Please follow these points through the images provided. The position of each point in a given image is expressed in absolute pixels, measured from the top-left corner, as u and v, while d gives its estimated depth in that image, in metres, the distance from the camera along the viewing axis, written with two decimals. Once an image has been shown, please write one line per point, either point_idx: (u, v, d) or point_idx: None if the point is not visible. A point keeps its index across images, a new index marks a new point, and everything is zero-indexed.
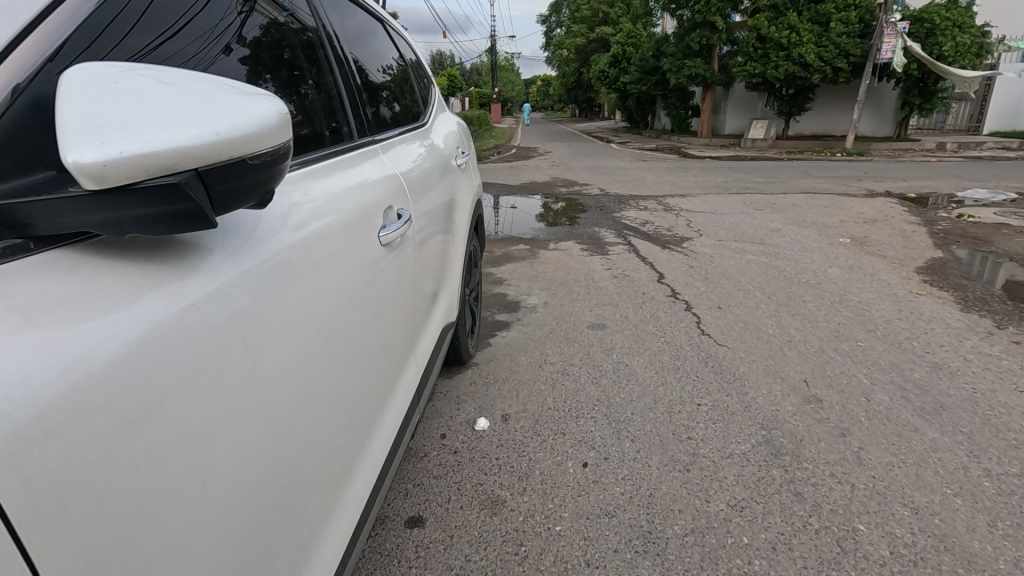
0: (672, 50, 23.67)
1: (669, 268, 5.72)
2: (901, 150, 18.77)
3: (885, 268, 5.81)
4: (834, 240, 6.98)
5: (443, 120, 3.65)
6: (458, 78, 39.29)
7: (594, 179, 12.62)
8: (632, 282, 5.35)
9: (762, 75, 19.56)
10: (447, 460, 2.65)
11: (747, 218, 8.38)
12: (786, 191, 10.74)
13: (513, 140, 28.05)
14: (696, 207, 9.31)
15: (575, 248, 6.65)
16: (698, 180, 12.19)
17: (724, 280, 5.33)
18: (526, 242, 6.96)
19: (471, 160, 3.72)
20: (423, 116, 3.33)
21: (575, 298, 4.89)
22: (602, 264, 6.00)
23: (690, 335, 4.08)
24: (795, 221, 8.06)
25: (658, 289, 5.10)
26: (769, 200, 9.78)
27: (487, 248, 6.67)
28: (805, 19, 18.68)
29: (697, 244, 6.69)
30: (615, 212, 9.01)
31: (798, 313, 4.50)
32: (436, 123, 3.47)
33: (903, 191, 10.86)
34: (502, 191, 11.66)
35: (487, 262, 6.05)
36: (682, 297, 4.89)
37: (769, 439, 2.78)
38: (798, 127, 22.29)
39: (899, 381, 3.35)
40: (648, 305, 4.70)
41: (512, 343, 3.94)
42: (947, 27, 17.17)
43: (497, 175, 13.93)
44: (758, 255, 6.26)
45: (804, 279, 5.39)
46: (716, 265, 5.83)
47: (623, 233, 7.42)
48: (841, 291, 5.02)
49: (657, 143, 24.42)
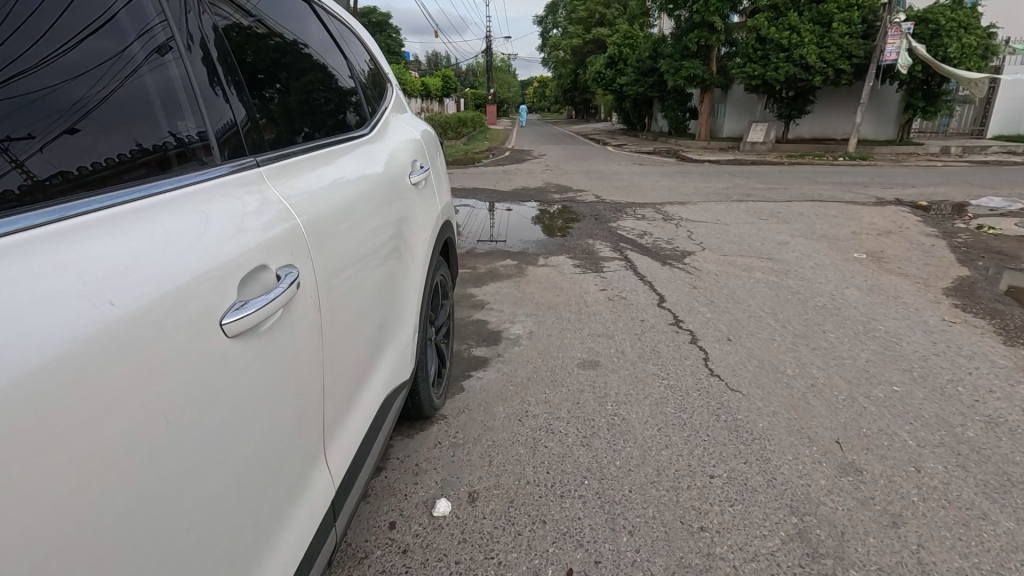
0: (670, 51, 23.18)
1: (670, 290, 5.16)
2: (904, 154, 18.29)
3: (909, 288, 5.26)
4: (848, 254, 6.42)
5: (409, 123, 3.19)
6: (453, 79, 38.74)
7: (589, 184, 12.06)
8: (629, 305, 4.78)
9: (762, 77, 19.04)
10: (392, 566, 2.06)
11: (752, 228, 7.84)
12: (791, 198, 10.21)
13: (508, 142, 27.36)
14: (697, 216, 8.75)
15: (566, 264, 6.09)
16: (698, 186, 11.62)
17: (732, 304, 4.77)
18: (513, 258, 6.39)
19: (442, 168, 3.26)
20: (385, 118, 2.88)
21: (565, 326, 4.32)
22: (597, 283, 5.43)
23: (696, 376, 3.51)
24: (804, 233, 7.50)
25: (659, 315, 4.54)
26: (773, 209, 9.22)
27: (470, 264, 6.10)
28: (806, 20, 18.21)
29: (700, 261, 6.13)
30: (611, 221, 8.46)
31: (819, 347, 3.93)
32: (402, 126, 3.02)
33: (913, 199, 10.31)
34: (493, 197, 11.06)
35: (469, 281, 5.48)
36: (685, 326, 4.31)
37: (802, 530, 2.22)
38: (798, 130, 21.81)
39: (951, 444, 2.77)
40: (648, 335, 4.12)
41: (489, 387, 3.37)
42: (953, 28, 16.69)
43: (489, 180, 13.37)
44: (767, 273, 5.70)
45: (821, 302, 4.83)
46: (722, 286, 5.28)
47: (619, 246, 6.86)
48: (864, 318, 4.46)
49: (655, 146, 23.90)
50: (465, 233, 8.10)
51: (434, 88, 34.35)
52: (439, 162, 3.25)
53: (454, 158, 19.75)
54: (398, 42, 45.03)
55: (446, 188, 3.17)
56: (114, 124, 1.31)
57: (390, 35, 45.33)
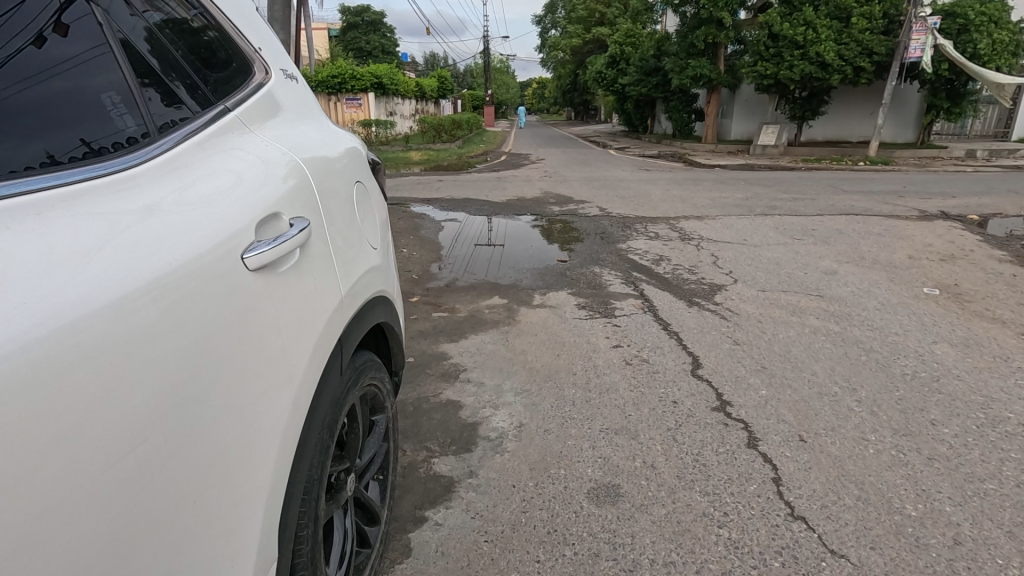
0: (675, 49, 22.00)
1: (705, 347, 3.94)
2: (928, 158, 17.09)
3: (1014, 341, 4.06)
4: (916, 289, 5.21)
5: (326, 132, 2.12)
6: (449, 81, 37.47)
7: (592, 194, 10.85)
8: (654, 374, 3.57)
9: (774, 76, 17.82)
10: None
11: (788, 251, 6.64)
12: (822, 211, 8.99)
13: (505, 145, 26.01)
14: (719, 234, 7.54)
15: (568, 305, 4.88)
16: (713, 197, 10.39)
17: (791, 373, 3.55)
18: (503, 295, 5.17)
19: (377, 200, 2.19)
20: (256, 87, 1.77)
21: (569, 412, 3.10)
22: (608, 334, 4.22)
23: (768, 518, 2.30)
24: (850, 258, 6.28)
25: (696, 390, 3.36)
26: (805, 225, 7.99)
27: (451, 304, 4.93)
28: (823, 15, 17.03)
29: (734, 301, 4.92)
30: (620, 241, 7.28)
31: (940, 456, 2.70)
32: (312, 131, 1.97)
33: (961, 212, 9.07)
34: (484, 208, 9.80)
35: (445, 331, 4.31)
36: (735, 414, 3.10)
37: None
38: (811, 133, 20.57)
39: None
40: (685, 431, 2.92)
41: (451, 544, 2.18)
42: (982, 23, 15.48)
43: (482, 188, 12.15)
44: (822, 319, 4.49)
45: (908, 369, 3.61)
46: (770, 340, 4.07)
47: (631, 277, 5.65)
48: (978, 396, 3.26)
49: (659, 149, 22.73)
50: (450, 253, 6.88)
51: (429, 89, 33.04)
52: (371, 190, 2.15)
53: (447, 163, 18.46)
54: (392, 42, 43.77)
55: (376, 219, 2.05)
56: (38, 128, 1.10)
57: (385, 35, 44.07)
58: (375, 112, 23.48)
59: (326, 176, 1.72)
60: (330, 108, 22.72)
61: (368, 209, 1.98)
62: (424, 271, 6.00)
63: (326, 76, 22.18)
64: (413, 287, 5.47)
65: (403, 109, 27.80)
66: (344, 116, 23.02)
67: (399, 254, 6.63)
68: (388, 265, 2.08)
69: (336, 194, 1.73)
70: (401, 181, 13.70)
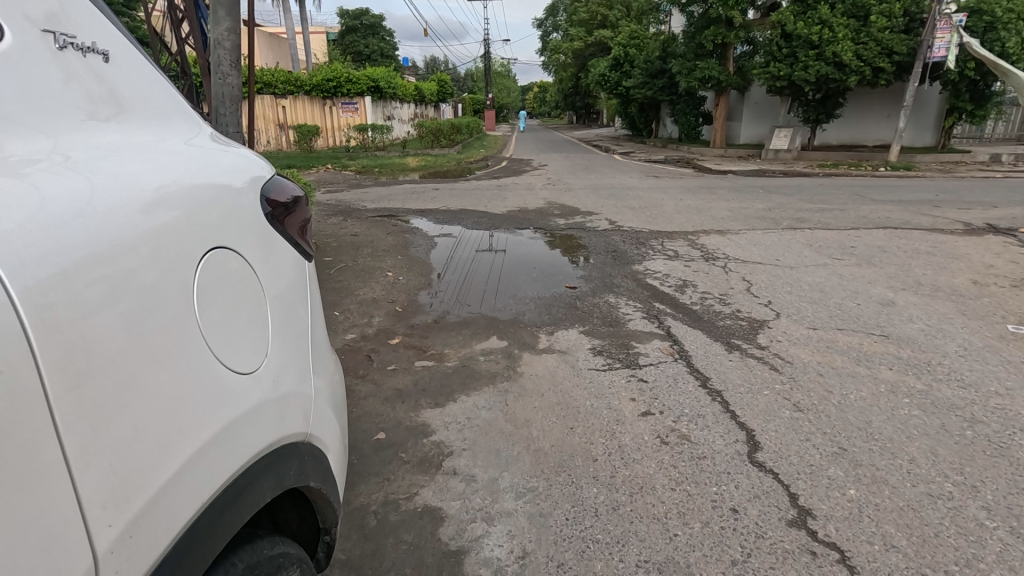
0: (682, 50, 21.19)
1: (758, 417, 3.09)
2: (951, 163, 16.26)
3: None
4: (997, 326, 4.36)
5: (185, 156, 1.36)
6: (448, 84, 36.71)
7: (600, 204, 10.01)
8: (699, 459, 2.72)
9: (788, 77, 17.00)
10: None
11: (829, 274, 5.78)
12: (855, 224, 8.14)
13: (506, 150, 25.19)
14: (747, 253, 6.70)
15: (580, 348, 4.03)
16: (732, 207, 9.53)
17: (879, 459, 2.69)
18: (502, 335, 4.31)
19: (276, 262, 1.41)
20: None
21: (591, 531, 2.25)
22: (633, 394, 3.37)
23: None
24: (905, 283, 5.42)
25: (762, 489, 2.50)
26: (841, 242, 7.15)
27: (438, 349, 4.08)
28: (840, 13, 16.20)
29: (782, 344, 4.07)
30: (635, 261, 6.44)
31: None
32: (141, 161, 1.22)
33: (1008, 224, 8.22)
34: (482, 221, 8.96)
35: (429, 389, 3.46)
36: (822, 534, 2.24)
37: None
38: (825, 137, 19.74)
39: None
40: (757, 567, 2.07)
41: None
42: (1011, 21, 14.66)
43: (480, 197, 11.33)
44: (896, 369, 3.64)
45: None
46: (840, 403, 3.21)
47: (653, 310, 4.80)
48: None
49: (666, 154, 21.91)
50: (442, 276, 6.04)
51: (429, 93, 32.25)
52: (263, 247, 1.37)
53: (445, 169, 17.65)
54: (391, 46, 43.04)
55: (257, 305, 1.28)
56: None
57: (384, 38, 43.34)
58: (373, 116, 22.65)
59: (112, 264, 0.97)
60: (325, 112, 21.86)
61: (233, 292, 1.21)
62: (410, 301, 5.14)
63: (322, 80, 21.07)
64: (396, 322, 4.61)
65: (401, 113, 26.97)
66: (339, 120, 22.19)
67: (384, 278, 5.78)
68: (281, 377, 1.32)
69: (123, 295, 0.97)
70: (395, 189, 12.84)
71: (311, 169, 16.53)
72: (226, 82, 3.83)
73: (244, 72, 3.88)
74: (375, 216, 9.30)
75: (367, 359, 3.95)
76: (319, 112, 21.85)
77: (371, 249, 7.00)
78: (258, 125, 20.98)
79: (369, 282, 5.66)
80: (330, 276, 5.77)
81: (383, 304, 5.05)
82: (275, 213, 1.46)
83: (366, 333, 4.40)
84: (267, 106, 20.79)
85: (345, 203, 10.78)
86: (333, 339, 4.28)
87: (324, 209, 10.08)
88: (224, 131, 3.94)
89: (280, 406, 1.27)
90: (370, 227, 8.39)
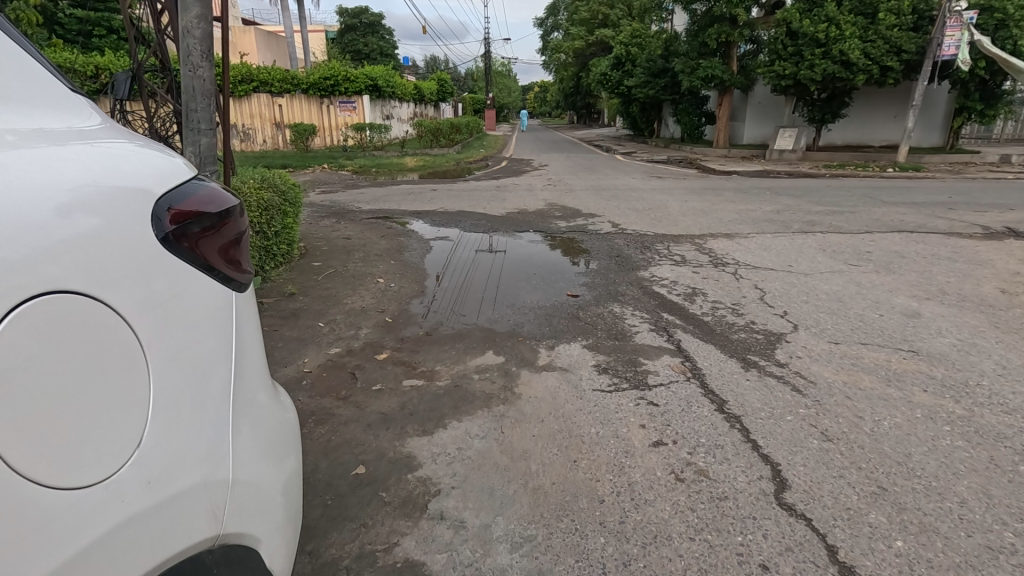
0: (685, 49, 20.87)
1: (784, 448, 2.76)
2: (960, 164, 15.94)
3: None
4: None
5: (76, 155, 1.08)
6: (448, 83, 36.39)
7: (602, 206, 9.68)
8: (719, 501, 2.40)
9: (794, 76, 16.68)
10: None
11: (846, 281, 5.46)
12: (868, 228, 7.82)
13: (506, 150, 24.86)
14: (757, 258, 6.38)
15: (583, 365, 3.70)
16: (739, 209, 9.21)
17: (925, 501, 2.37)
18: (498, 350, 3.98)
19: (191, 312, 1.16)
20: None
21: None
22: (642, 420, 3.04)
23: None
24: (929, 291, 5.09)
25: (794, 539, 2.18)
26: (856, 246, 6.82)
27: (428, 365, 3.75)
28: (847, 10, 15.88)
29: (802, 361, 3.74)
30: (639, 266, 6.12)
31: None
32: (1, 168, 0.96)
33: None
34: (480, 223, 8.63)
35: (415, 414, 3.13)
36: None
37: None
38: (830, 137, 19.46)
39: None
40: None
41: None
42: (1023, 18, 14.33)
43: (478, 198, 11.01)
44: (931, 391, 3.31)
45: None
46: (874, 432, 2.88)
47: (662, 322, 4.48)
48: None
49: (668, 154, 21.60)
50: (435, 282, 5.72)
51: (428, 92, 31.92)
52: (169, 295, 1.12)
53: (444, 169, 17.33)
54: (390, 45, 42.73)
55: (136, 361, 1.04)
56: None
57: (384, 37, 43.04)
58: (371, 116, 22.33)
59: None
60: (322, 111, 21.53)
61: (100, 351, 0.98)
62: (401, 310, 4.81)
63: (319, 78, 20.75)
64: (384, 335, 4.28)
65: (400, 113, 26.67)
66: (337, 120, 21.87)
67: (374, 285, 5.45)
68: (181, 463, 1.10)
69: None
70: (391, 190, 12.50)
71: (307, 169, 16.22)
72: (196, 75, 3.50)
73: (216, 63, 3.56)
74: (369, 218, 8.97)
75: (351, 377, 3.62)
76: (316, 111, 21.53)
77: (362, 253, 6.67)
78: (254, 124, 20.71)
79: (358, 289, 5.32)
80: (317, 283, 5.43)
81: (371, 314, 4.71)
82: (184, 231, 1.18)
83: (351, 347, 4.07)
84: (263, 104, 20.49)
85: (339, 205, 10.44)
86: (315, 354, 3.94)
87: (317, 211, 9.75)
88: (196, 128, 3.62)
89: (171, 504, 1.06)
90: (363, 230, 8.06)
